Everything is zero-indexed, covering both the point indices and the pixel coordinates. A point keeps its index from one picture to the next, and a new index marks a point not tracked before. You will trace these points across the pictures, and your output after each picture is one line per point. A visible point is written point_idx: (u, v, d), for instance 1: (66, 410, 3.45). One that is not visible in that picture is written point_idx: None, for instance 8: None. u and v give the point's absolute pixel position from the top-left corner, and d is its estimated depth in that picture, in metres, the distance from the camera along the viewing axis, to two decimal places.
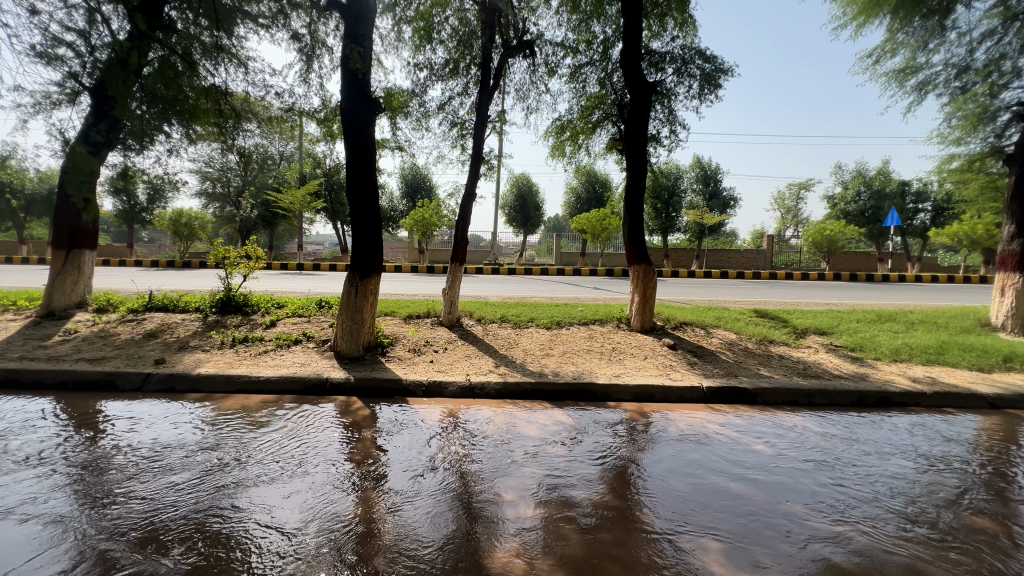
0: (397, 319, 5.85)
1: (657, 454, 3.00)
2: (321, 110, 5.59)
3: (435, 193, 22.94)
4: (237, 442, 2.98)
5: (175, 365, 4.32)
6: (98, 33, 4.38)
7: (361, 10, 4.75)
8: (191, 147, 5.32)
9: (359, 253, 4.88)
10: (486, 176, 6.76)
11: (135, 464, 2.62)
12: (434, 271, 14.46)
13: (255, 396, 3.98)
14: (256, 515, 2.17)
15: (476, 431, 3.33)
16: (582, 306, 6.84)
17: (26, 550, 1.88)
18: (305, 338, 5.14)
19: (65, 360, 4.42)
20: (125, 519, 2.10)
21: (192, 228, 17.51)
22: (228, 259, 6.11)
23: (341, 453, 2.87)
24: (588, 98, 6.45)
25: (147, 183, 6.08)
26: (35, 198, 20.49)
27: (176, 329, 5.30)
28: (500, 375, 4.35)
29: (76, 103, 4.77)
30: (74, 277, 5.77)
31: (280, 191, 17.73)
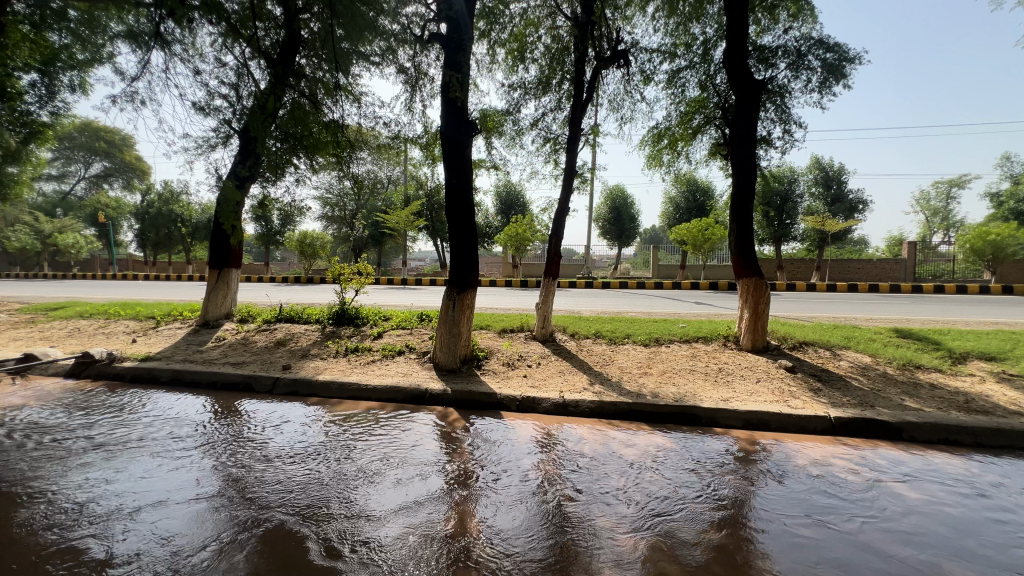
0: (492, 333, 5.98)
1: (774, 491, 2.66)
2: (424, 136, 5.96)
3: (529, 209, 23.36)
4: (345, 447, 3.22)
5: (299, 371, 4.82)
6: (245, 85, 5.13)
7: (459, 38, 5.01)
8: (315, 176, 5.96)
9: (456, 269, 5.07)
10: (580, 190, 6.71)
11: (264, 463, 2.92)
12: (528, 285, 14.63)
13: (363, 403, 4.28)
14: (363, 517, 2.31)
15: (569, 450, 3.25)
16: (683, 323, 6.43)
17: (179, 532, 2.15)
18: (407, 349, 5.45)
19: (215, 363, 5.15)
20: (257, 509, 2.36)
21: (315, 247, 19.70)
22: (343, 275, 6.72)
23: (439, 465, 2.95)
24: (687, 103, 6.13)
25: (280, 210, 6.95)
26: (198, 226, 24.49)
27: (300, 339, 5.93)
28: (594, 393, 4.21)
29: (227, 144, 5.59)
30: (223, 292, 6.73)
31: (388, 211, 19.27)
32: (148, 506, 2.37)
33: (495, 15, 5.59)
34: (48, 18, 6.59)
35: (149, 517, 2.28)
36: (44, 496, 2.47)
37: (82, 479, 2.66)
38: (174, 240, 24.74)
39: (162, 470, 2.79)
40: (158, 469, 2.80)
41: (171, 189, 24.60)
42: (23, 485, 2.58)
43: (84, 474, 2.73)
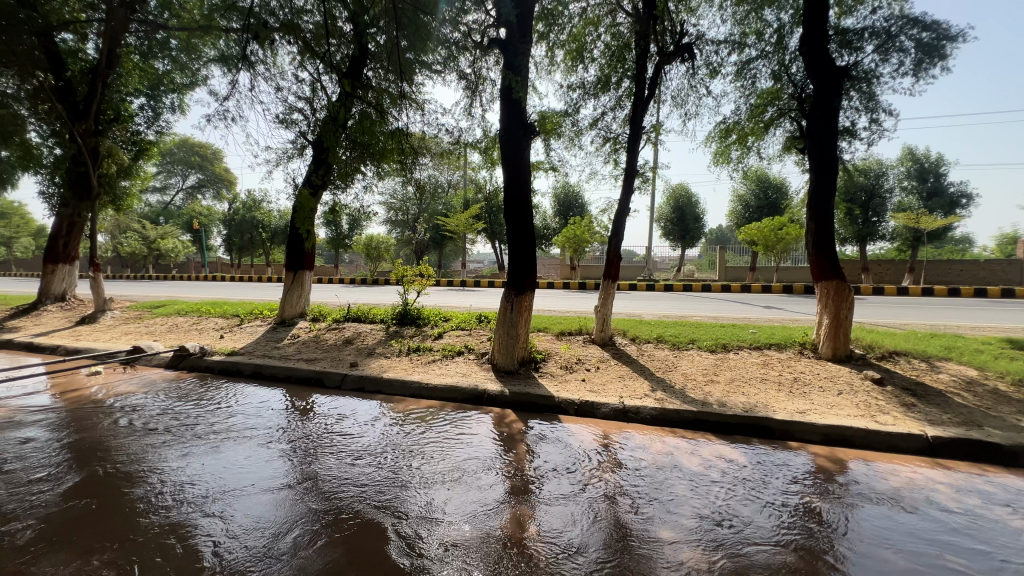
0: (550, 336, 5.94)
1: (860, 516, 2.43)
2: (483, 140, 6.05)
3: (588, 210, 23.06)
4: (407, 443, 3.35)
5: (365, 369, 5.06)
6: (318, 98, 5.46)
7: (519, 42, 5.04)
8: (381, 182, 6.23)
9: (515, 272, 5.09)
10: (641, 190, 6.53)
11: (333, 457, 3.08)
12: (587, 288, 14.42)
13: (425, 401, 4.41)
14: (422, 513, 2.40)
15: (629, 458, 3.17)
16: (754, 328, 6.05)
17: (260, 518, 2.30)
18: (466, 350, 5.55)
19: (290, 359, 5.52)
20: (326, 498, 2.52)
21: (380, 250, 20.61)
22: (406, 277, 6.96)
23: (498, 468, 2.96)
24: (758, 95, 5.78)
25: (349, 215, 7.33)
26: (277, 231, 26.43)
27: (366, 337, 6.22)
28: (656, 400, 4.07)
29: (303, 155, 5.98)
30: (298, 292, 7.21)
31: (448, 215, 19.78)
32: (233, 491, 2.57)
33: (554, 16, 5.57)
34: (156, 46, 7.48)
35: (234, 501, 2.46)
36: (148, 476, 2.74)
37: (178, 462, 2.93)
38: (256, 244, 26.87)
39: (245, 458, 3.00)
40: (241, 457, 3.02)
41: (255, 197, 26.78)
42: (132, 465, 2.88)
43: (180, 458, 3.00)
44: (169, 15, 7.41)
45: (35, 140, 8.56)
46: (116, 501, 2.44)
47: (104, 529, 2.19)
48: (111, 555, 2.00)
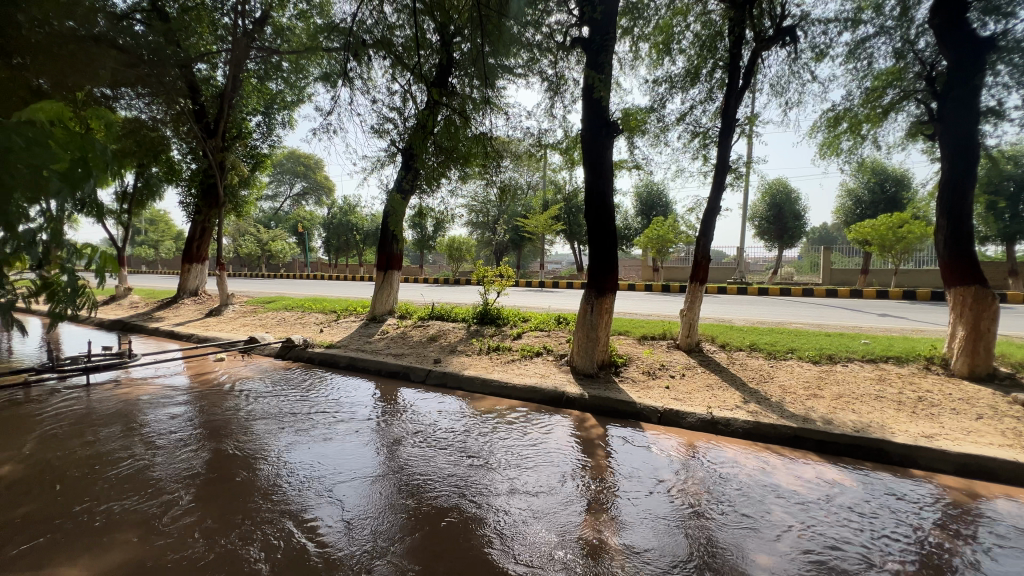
0: (631, 339, 5.77)
1: (1004, 563, 2.07)
2: (563, 141, 6.01)
3: (672, 209, 22.06)
4: (486, 441, 3.45)
5: (447, 366, 5.26)
6: (408, 107, 5.77)
7: (603, 39, 4.94)
8: (464, 185, 6.44)
9: (595, 273, 5.00)
10: (733, 186, 6.11)
11: (418, 453, 3.21)
12: (671, 290, 13.80)
13: (504, 400, 4.49)
14: (501, 510, 2.46)
15: (717, 472, 2.98)
16: (866, 338, 5.41)
17: (353, 507, 2.46)
18: (545, 351, 5.56)
19: (381, 354, 5.89)
20: (413, 490, 2.68)
21: (462, 251, 21.34)
22: (487, 278, 7.12)
23: (576, 474, 2.91)
24: (875, 77, 5.15)
25: (434, 218, 7.66)
26: (369, 233, 28.37)
27: (449, 335, 6.47)
28: (749, 412, 3.78)
29: (393, 161, 6.35)
30: (387, 291, 7.68)
31: (527, 216, 19.95)
32: (331, 480, 2.76)
33: (639, 10, 5.39)
34: (271, 69, 8.37)
35: (331, 490, 2.65)
36: (260, 459, 3.04)
37: (285, 448, 3.23)
38: (351, 245, 29.06)
39: (340, 449, 3.23)
40: (336, 448, 3.26)
41: (350, 202, 29.02)
42: (248, 447, 3.23)
43: (285, 444, 3.30)
44: (281, 40, 8.25)
45: (176, 157, 9.96)
46: (236, 480, 2.74)
47: (227, 505, 2.47)
48: (233, 530, 2.24)
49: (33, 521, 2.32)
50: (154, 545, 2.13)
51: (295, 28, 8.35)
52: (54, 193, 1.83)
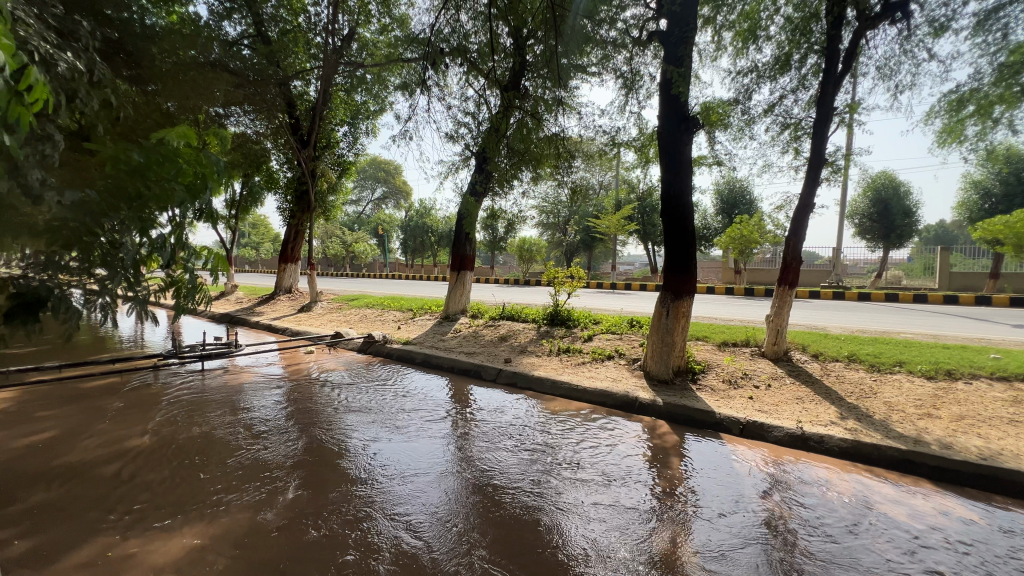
0: (710, 346, 5.46)
1: None
2: (638, 138, 5.83)
3: (757, 206, 20.60)
4: (555, 441, 3.45)
5: (518, 366, 5.30)
6: (482, 112, 5.90)
7: (683, 31, 4.73)
8: (536, 187, 6.46)
9: (672, 275, 4.79)
10: (829, 181, 5.58)
11: (489, 453, 3.25)
12: (755, 294, 12.89)
13: (574, 403, 4.44)
14: (569, 512, 2.46)
15: (809, 494, 2.73)
16: (996, 353, 4.69)
17: (426, 499, 2.58)
18: (617, 354, 5.42)
19: (453, 352, 6.07)
20: (482, 486, 2.76)
21: (532, 252, 21.47)
22: (557, 279, 7.08)
23: (651, 484, 2.80)
24: (1011, 50, 4.44)
25: (506, 219, 7.76)
26: (443, 235, 29.41)
27: (519, 336, 6.52)
28: (847, 430, 3.43)
29: (467, 165, 6.52)
30: (460, 290, 7.90)
31: (599, 217, 19.60)
32: (407, 475, 2.87)
33: None
34: (357, 82, 8.95)
35: (408, 485, 2.75)
36: (343, 451, 3.23)
37: (365, 441, 3.40)
38: (426, 246, 30.32)
39: (415, 444, 3.35)
40: (411, 443, 3.38)
41: (426, 205, 30.27)
42: (333, 439, 3.44)
43: (365, 437, 3.48)
44: (366, 54, 8.79)
45: (275, 167, 10.97)
46: (322, 471, 2.93)
47: (315, 493, 2.65)
48: (320, 517, 2.40)
49: (161, 488, 2.68)
50: (256, 519, 2.37)
51: (378, 42, 8.87)
52: (178, 200, 2.13)
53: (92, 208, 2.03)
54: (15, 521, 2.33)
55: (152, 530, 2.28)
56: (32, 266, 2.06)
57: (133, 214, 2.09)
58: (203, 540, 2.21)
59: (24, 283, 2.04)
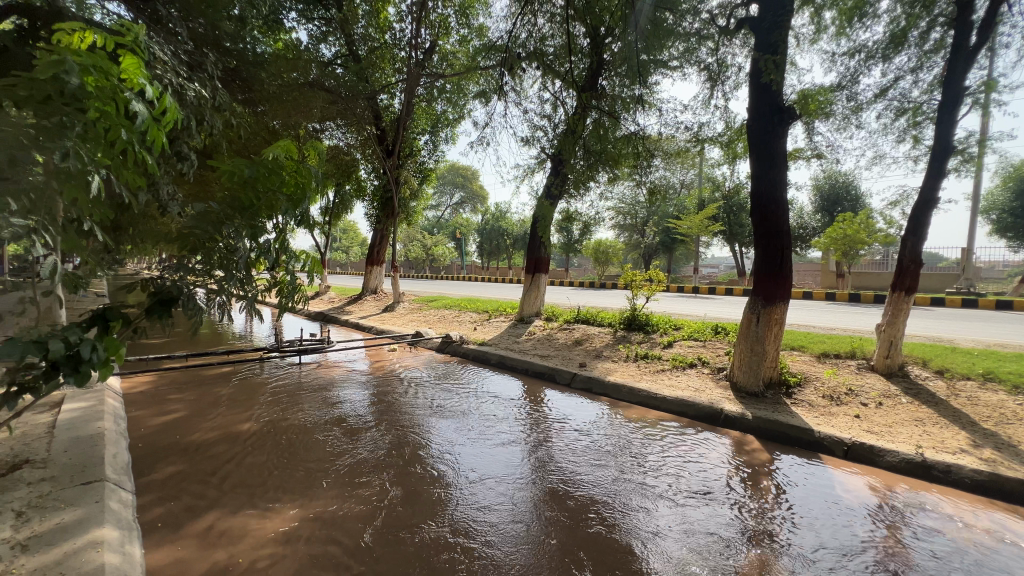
0: (807, 356, 4.97)
1: None
2: (725, 133, 5.47)
3: (864, 202, 18.49)
4: (632, 451, 3.35)
5: (593, 371, 5.19)
6: (558, 114, 5.89)
7: (776, 14, 4.37)
8: (613, 187, 6.33)
9: (763, 279, 4.42)
10: (958, 172, 4.85)
11: (565, 460, 3.19)
12: (862, 300, 11.58)
13: (652, 412, 4.26)
14: (646, 528, 2.38)
15: (931, 534, 2.38)
16: None
17: (500, 501, 2.62)
18: (699, 362, 5.13)
19: (528, 354, 6.10)
20: (556, 492, 2.74)
21: (608, 254, 21.04)
22: (634, 282, 6.85)
23: (739, 507, 2.60)
24: None
25: (581, 222, 7.67)
26: (518, 238, 29.77)
27: (594, 340, 6.39)
28: (982, 460, 2.94)
29: (543, 167, 6.53)
30: (535, 293, 7.91)
31: (680, 217, 18.75)
32: (485, 479, 2.88)
33: None
34: (438, 92, 9.34)
35: (483, 487, 2.79)
36: (424, 449, 3.32)
37: (444, 440, 3.49)
38: (502, 249, 30.88)
39: (492, 447, 3.38)
40: (488, 445, 3.41)
41: (502, 208, 30.81)
42: (413, 436, 3.56)
43: (444, 436, 3.56)
44: (446, 65, 9.14)
45: (363, 176, 11.73)
46: (404, 466, 3.04)
47: (398, 488, 2.75)
48: (403, 514, 2.49)
49: (263, 469, 2.96)
50: (344, 506, 2.54)
51: (458, 52, 9.17)
52: (282, 209, 2.39)
53: (212, 218, 2.30)
54: (152, 489, 2.71)
55: (256, 507, 2.52)
56: (166, 268, 2.25)
57: (246, 222, 2.35)
58: (300, 519, 2.42)
59: (158, 282, 2.24)
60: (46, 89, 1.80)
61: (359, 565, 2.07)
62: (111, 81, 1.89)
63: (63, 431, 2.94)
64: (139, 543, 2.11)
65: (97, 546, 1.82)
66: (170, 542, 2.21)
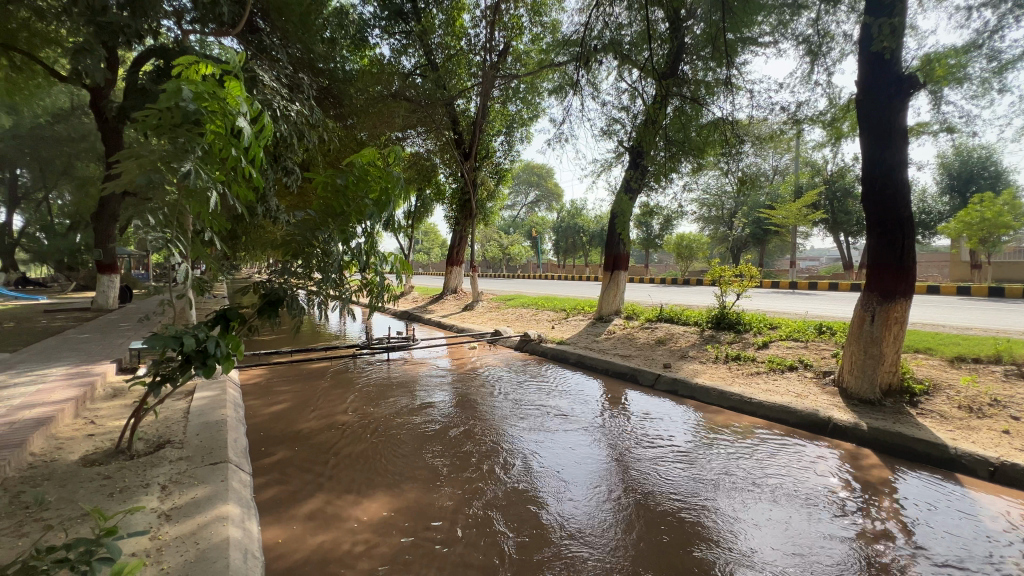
0: (936, 360, 4.33)
1: None
2: (828, 111, 4.92)
3: (1007, 180, 15.73)
4: (721, 456, 3.16)
5: (678, 372, 4.93)
6: (635, 105, 5.68)
7: None
8: (697, 178, 5.97)
9: (880, 273, 3.91)
10: None
11: (648, 465, 3.03)
12: (1007, 296, 9.86)
13: (747, 418, 3.95)
14: (738, 538, 2.24)
15: None
16: None
17: (581, 499, 2.60)
18: (801, 365, 4.66)
19: (608, 354, 5.95)
20: (637, 493, 2.67)
21: (692, 249, 19.97)
22: (723, 278, 6.39)
23: (850, 530, 2.31)
24: None
25: (662, 216, 7.33)
26: (595, 234, 29.19)
27: (678, 339, 6.07)
28: None
29: (620, 161, 6.35)
30: (614, 291, 7.66)
31: (773, 206, 17.25)
32: (564, 479, 2.83)
33: None
34: (512, 92, 9.40)
35: (562, 483, 2.79)
36: (503, 447, 3.34)
37: (523, 439, 3.50)
38: (578, 245, 30.51)
39: (571, 447, 3.31)
40: (567, 446, 3.34)
41: (577, 205, 30.41)
42: (492, 434, 3.59)
43: (523, 435, 3.55)
44: (519, 65, 9.17)
45: (442, 180, 12.14)
46: (484, 463, 3.07)
47: (480, 484, 2.80)
48: (486, 510, 2.51)
49: (358, 459, 3.16)
50: (431, 498, 2.64)
51: (531, 50, 9.15)
52: (369, 214, 2.54)
53: (310, 224, 2.51)
54: (265, 472, 2.99)
55: (352, 493, 2.70)
56: (274, 273, 2.50)
57: (338, 227, 2.53)
58: (391, 508, 2.54)
59: (267, 285, 2.49)
60: (172, 119, 2.12)
61: (447, 554, 2.14)
62: (221, 104, 2.15)
63: (194, 416, 3.35)
64: (257, 521, 2.34)
65: (223, 521, 2.03)
66: (281, 522, 2.42)
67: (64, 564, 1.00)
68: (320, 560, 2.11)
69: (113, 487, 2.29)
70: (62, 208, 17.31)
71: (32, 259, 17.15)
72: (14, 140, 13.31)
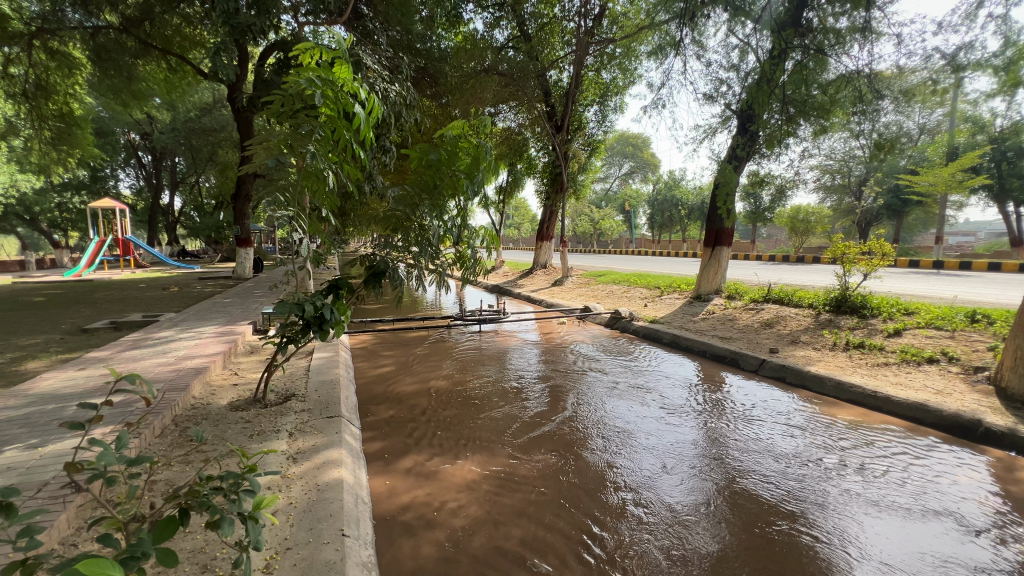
0: None
1: None
2: (1002, 53, 4.07)
3: None
4: (832, 452, 2.91)
5: (787, 358, 4.52)
6: (746, 63, 5.15)
7: None
8: (819, 141, 5.33)
9: None
10: None
11: (749, 464, 2.77)
12: None
13: (869, 413, 3.51)
14: (845, 540, 2.08)
15: None
16: None
17: (672, 481, 2.57)
18: (943, 358, 4.01)
19: (706, 335, 5.61)
20: (732, 481, 2.57)
21: (808, 223, 17.93)
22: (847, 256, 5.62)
23: (998, 561, 1.95)
24: None
25: (774, 186, 6.65)
26: (693, 208, 27.27)
27: (788, 322, 5.53)
28: None
29: (726, 126, 5.84)
30: (714, 268, 7.13)
31: (918, 172, 14.69)
32: (656, 468, 2.70)
33: None
34: (607, 58, 8.97)
35: (652, 463, 2.76)
36: (592, 429, 3.25)
37: (613, 415, 3.50)
38: (674, 220, 28.85)
39: (664, 435, 3.15)
40: (660, 434, 3.16)
41: (676, 176, 28.65)
42: (580, 415, 3.50)
43: (613, 419, 3.43)
44: (616, 28, 8.69)
45: (533, 154, 12.05)
46: (574, 439, 3.09)
47: (567, 458, 2.82)
48: (572, 482, 2.54)
49: (452, 423, 3.36)
50: (518, 466, 2.73)
51: (629, 11, 8.58)
52: (463, 188, 2.63)
53: (409, 200, 2.63)
54: (373, 428, 3.30)
55: (446, 454, 2.87)
56: (378, 247, 2.70)
57: (435, 202, 2.64)
58: (482, 471, 2.68)
59: (373, 258, 2.67)
60: (295, 106, 2.35)
61: (532, 519, 2.22)
62: (332, 88, 2.31)
63: (315, 374, 3.78)
64: (365, 470, 2.60)
65: (337, 466, 2.29)
66: (386, 473, 2.67)
67: (219, 490, 1.18)
68: (418, 512, 2.29)
69: (253, 429, 2.68)
70: (210, 190, 20.07)
71: (190, 236, 20.25)
72: (173, 132, 15.63)
